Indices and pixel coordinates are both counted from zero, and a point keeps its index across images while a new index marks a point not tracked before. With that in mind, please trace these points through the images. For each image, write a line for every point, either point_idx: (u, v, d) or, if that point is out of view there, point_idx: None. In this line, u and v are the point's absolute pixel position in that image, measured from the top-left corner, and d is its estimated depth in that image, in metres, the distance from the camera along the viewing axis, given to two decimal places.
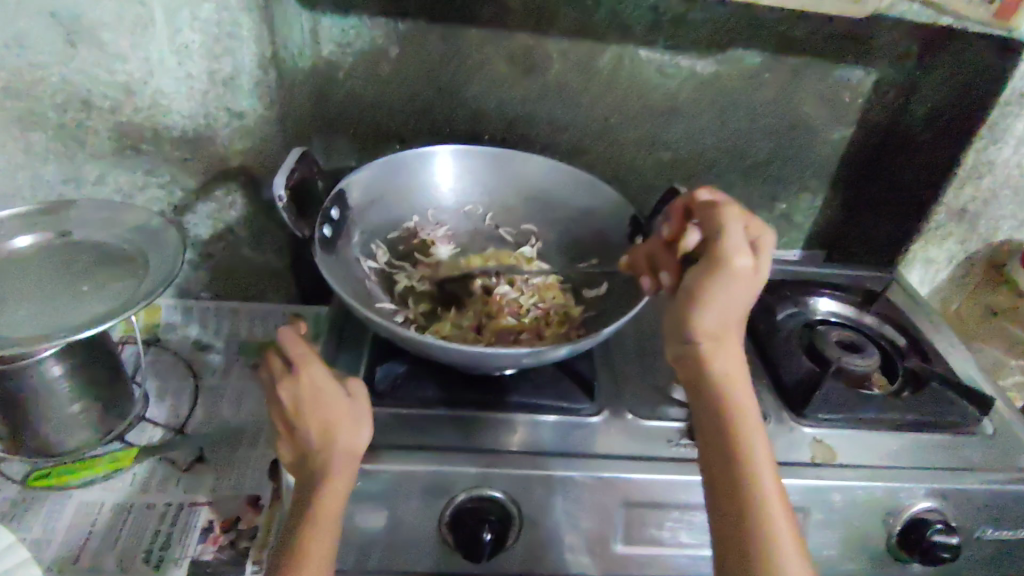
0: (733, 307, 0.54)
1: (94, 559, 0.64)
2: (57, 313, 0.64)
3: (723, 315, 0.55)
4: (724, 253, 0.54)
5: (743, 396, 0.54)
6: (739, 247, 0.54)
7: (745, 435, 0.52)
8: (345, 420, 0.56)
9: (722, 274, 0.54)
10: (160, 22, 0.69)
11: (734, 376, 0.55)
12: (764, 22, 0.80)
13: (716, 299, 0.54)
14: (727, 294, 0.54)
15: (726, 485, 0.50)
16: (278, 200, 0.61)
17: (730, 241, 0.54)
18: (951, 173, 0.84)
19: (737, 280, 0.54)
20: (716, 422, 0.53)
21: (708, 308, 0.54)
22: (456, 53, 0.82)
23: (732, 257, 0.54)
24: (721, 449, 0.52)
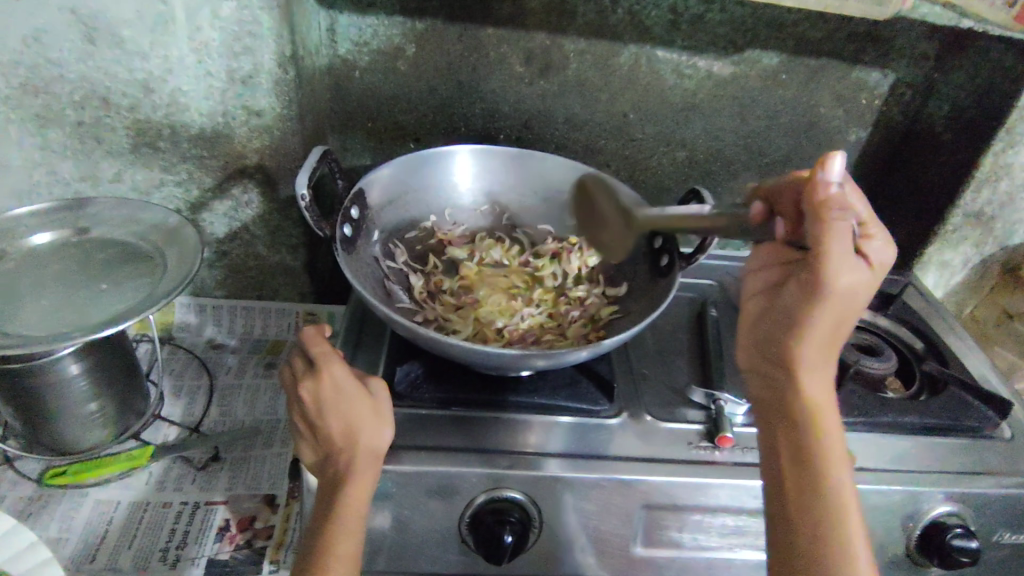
0: (826, 331, 0.51)
1: (112, 557, 0.64)
2: (74, 311, 0.64)
3: (820, 333, 0.51)
4: (827, 269, 0.49)
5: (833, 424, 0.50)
6: (841, 263, 0.49)
7: (829, 463, 0.48)
8: (367, 420, 0.55)
9: (827, 287, 0.50)
10: (181, 21, 0.68)
11: (826, 402, 0.51)
12: (783, 23, 0.80)
13: (818, 318, 0.51)
14: (825, 314, 0.51)
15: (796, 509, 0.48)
16: (300, 199, 0.60)
17: (836, 253, 0.49)
18: (969, 177, 0.80)
19: (839, 297, 0.50)
20: (792, 443, 0.50)
21: (806, 326, 0.51)
22: (477, 51, 0.82)
23: (837, 273, 0.49)
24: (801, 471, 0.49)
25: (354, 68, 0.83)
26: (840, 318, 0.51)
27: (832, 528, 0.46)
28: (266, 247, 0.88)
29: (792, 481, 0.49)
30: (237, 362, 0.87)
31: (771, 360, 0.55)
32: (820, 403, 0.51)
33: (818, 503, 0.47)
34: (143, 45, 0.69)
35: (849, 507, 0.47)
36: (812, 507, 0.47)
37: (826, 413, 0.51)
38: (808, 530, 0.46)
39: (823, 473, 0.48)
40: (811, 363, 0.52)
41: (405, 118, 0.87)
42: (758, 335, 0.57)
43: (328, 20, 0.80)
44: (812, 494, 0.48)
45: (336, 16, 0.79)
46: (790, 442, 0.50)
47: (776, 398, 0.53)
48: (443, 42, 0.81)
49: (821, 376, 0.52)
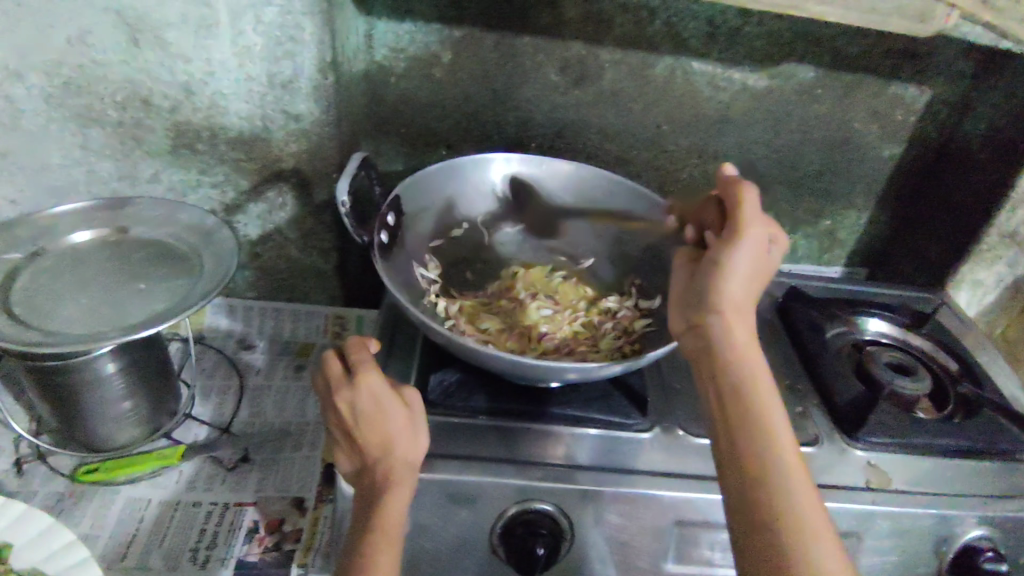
0: (746, 290, 0.54)
1: (143, 555, 0.65)
2: (115, 310, 0.64)
3: (740, 287, 0.53)
4: (742, 218, 0.54)
5: (757, 375, 0.50)
6: (754, 216, 0.54)
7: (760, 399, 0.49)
8: (403, 430, 0.56)
9: (744, 239, 0.53)
10: (223, 25, 0.69)
11: (750, 356, 0.51)
12: (821, 37, 0.80)
13: (736, 269, 0.53)
14: (743, 261, 0.53)
15: (752, 467, 0.46)
16: (341, 205, 0.61)
17: (748, 208, 0.55)
18: (1003, 196, 0.78)
19: (752, 243, 0.53)
20: (728, 405, 0.49)
21: (725, 281, 0.53)
22: (513, 59, 0.82)
23: (750, 225, 0.54)
24: (738, 408, 0.49)
25: (390, 74, 0.83)
26: (757, 267, 0.54)
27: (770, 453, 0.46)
28: (298, 249, 0.88)
29: (736, 441, 0.48)
30: (266, 363, 0.88)
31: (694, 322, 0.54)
32: (745, 354, 0.51)
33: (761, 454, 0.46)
34: (185, 48, 0.70)
35: (784, 441, 0.47)
36: (754, 450, 0.47)
37: (753, 363, 0.50)
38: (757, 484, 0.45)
39: (756, 421, 0.48)
40: (732, 305, 0.53)
41: (437, 123, 0.87)
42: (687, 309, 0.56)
43: (366, 26, 0.80)
44: (752, 434, 0.47)
45: (374, 22, 0.80)
46: (726, 390, 0.50)
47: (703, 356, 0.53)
48: (480, 50, 0.82)
49: (740, 326, 0.52)
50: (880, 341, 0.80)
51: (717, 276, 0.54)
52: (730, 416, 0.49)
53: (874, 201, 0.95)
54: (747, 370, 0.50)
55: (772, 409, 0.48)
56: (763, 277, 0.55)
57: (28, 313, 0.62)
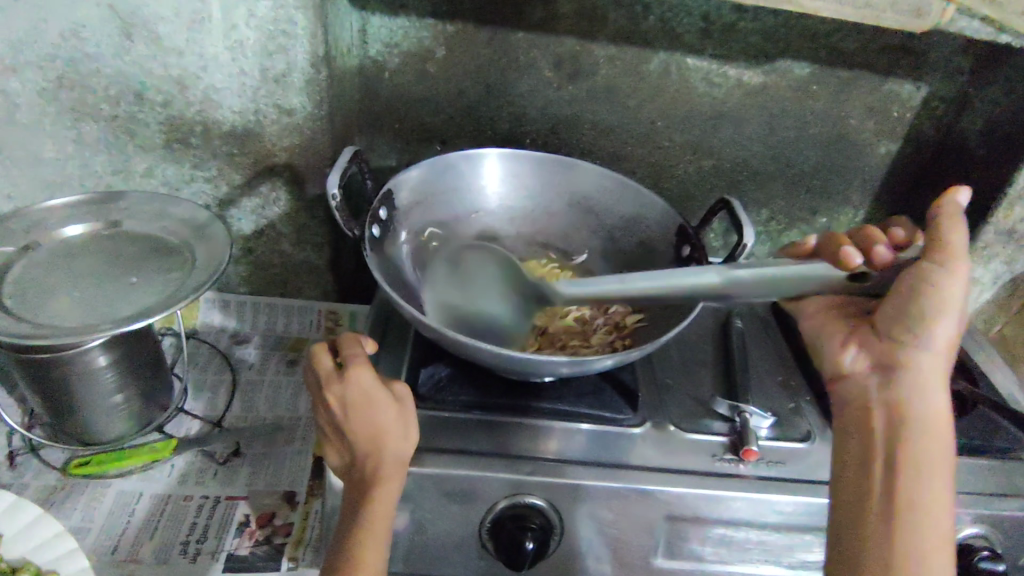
0: (947, 337, 0.54)
1: (134, 548, 0.65)
2: (105, 303, 0.64)
3: (944, 334, 0.54)
4: (953, 256, 0.53)
5: (933, 428, 0.52)
6: (959, 257, 0.53)
7: (931, 444, 0.51)
8: (393, 425, 0.55)
9: (952, 275, 0.53)
10: (217, 19, 0.69)
11: (930, 406, 0.53)
12: (816, 32, 0.79)
13: (942, 313, 0.53)
14: (955, 296, 0.53)
15: (898, 495, 0.50)
16: (332, 198, 0.61)
17: (952, 246, 0.53)
18: (1000, 194, 0.78)
19: (964, 278, 0.53)
20: (893, 446, 0.52)
21: (932, 314, 0.53)
22: (507, 55, 0.82)
23: (964, 258, 0.53)
24: (903, 441, 0.51)
25: (385, 70, 0.83)
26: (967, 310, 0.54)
27: (925, 495, 0.50)
28: (291, 244, 0.88)
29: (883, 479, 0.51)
30: (259, 358, 0.88)
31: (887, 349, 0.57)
32: (924, 404, 0.53)
33: (914, 501, 0.49)
34: (178, 42, 0.70)
35: (942, 491, 0.50)
36: (909, 485, 0.50)
37: (938, 408, 0.53)
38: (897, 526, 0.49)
39: (916, 464, 0.51)
40: (938, 344, 0.54)
41: (432, 119, 0.87)
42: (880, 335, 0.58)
43: (360, 21, 0.80)
44: (910, 470, 0.50)
45: (368, 17, 0.80)
46: (899, 420, 0.52)
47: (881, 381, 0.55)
48: (474, 45, 0.81)
49: (933, 374, 0.54)
50: None
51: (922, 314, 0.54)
52: (894, 446, 0.52)
53: (871, 198, 0.94)
54: (929, 414, 0.52)
55: (939, 469, 0.51)
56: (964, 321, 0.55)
57: (19, 306, 0.63)
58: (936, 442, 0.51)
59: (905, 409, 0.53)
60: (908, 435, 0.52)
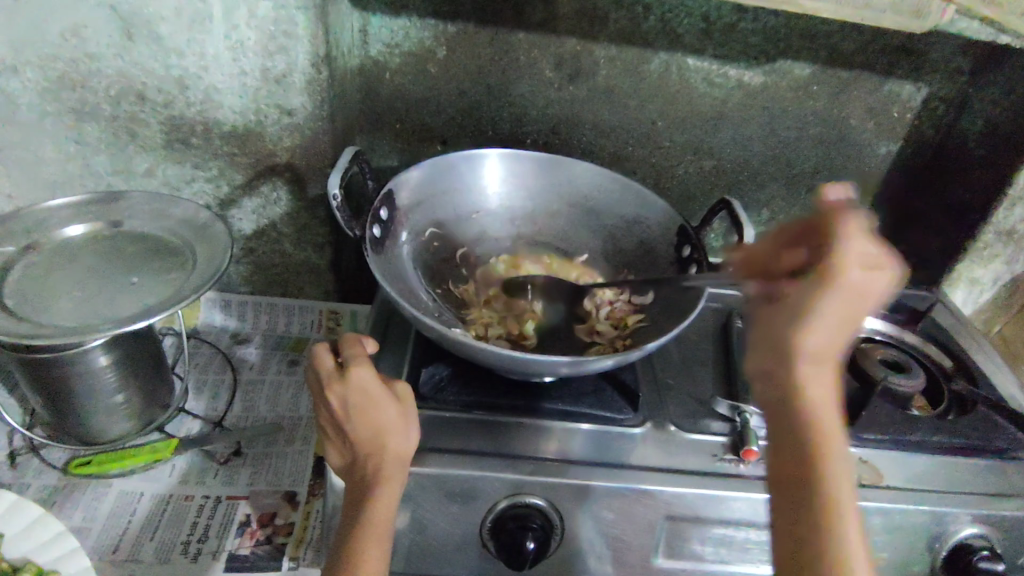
0: (823, 345, 0.45)
1: (135, 548, 0.65)
2: (106, 303, 0.64)
3: (822, 341, 0.45)
4: (846, 267, 0.44)
5: (836, 442, 0.44)
6: (855, 260, 0.44)
7: (828, 461, 0.43)
8: (394, 425, 0.55)
9: (842, 285, 0.44)
10: (217, 19, 0.69)
11: (828, 416, 0.45)
12: (817, 33, 0.80)
13: (820, 322, 0.44)
14: (831, 307, 0.44)
15: (801, 525, 0.42)
16: (333, 198, 0.61)
17: (846, 249, 0.44)
18: (1001, 194, 0.78)
19: (847, 289, 0.44)
20: (801, 464, 0.44)
21: (778, 326, 0.46)
22: (507, 55, 0.82)
23: (848, 268, 0.44)
24: (800, 463, 0.44)
25: (385, 70, 0.84)
26: (851, 316, 0.44)
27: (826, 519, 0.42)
28: (292, 244, 0.88)
29: (794, 508, 0.43)
30: (259, 358, 0.88)
31: (771, 361, 0.47)
32: (823, 414, 0.45)
33: (813, 531, 0.42)
34: (180, 43, 0.70)
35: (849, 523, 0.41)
36: (810, 512, 0.42)
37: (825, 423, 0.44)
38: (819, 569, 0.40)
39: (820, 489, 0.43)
40: (812, 355, 0.45)
41: (432, 119, 0.87)
42: (755, 344, 0.48)
43: (361, 21, 0.80)
44: (813, 493, 0.43)
45: (369, 18, 0.80)
46: (786, 434, 0.45)
47: (772, 399, 0.47)
48: (474, 45, 0.82)
49: (817, 388, 0.45)
50: (875, 338, 0.79)
51: (793, 322, 0.45)
52: (793, 468, 0.44)
53: (871, 198, 0.94)
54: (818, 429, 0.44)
55: (841, 487, 0.43)
56: (852, 324, 0.45)
57: (20, 306, 0.63)
58: (838, 461, 0.43)
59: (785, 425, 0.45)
60: (801, 453, 0.44)
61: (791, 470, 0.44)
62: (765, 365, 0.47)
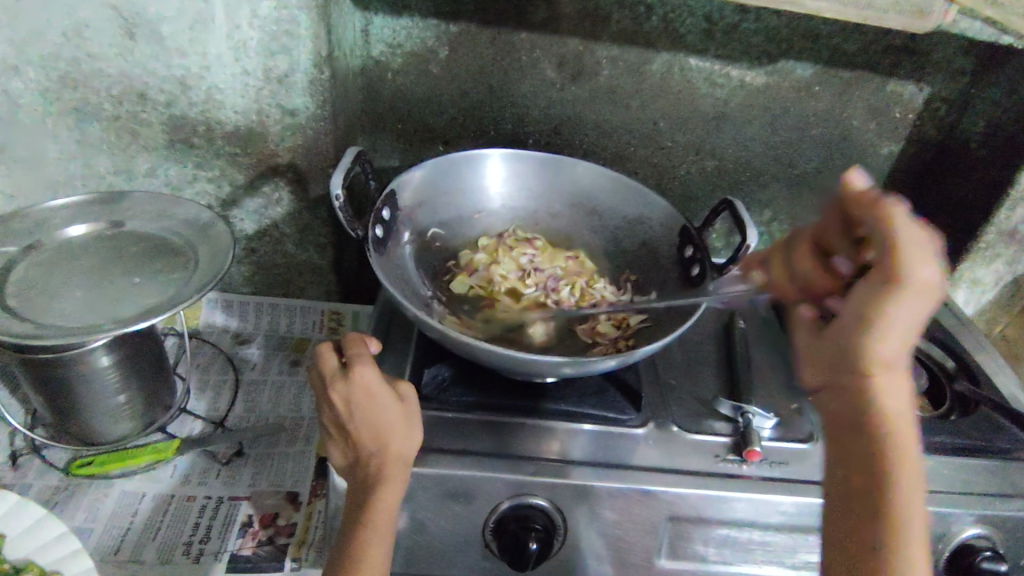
0: (898, 351, 0.43)
1: (136, 549, 0.65)
2: (108, 303, 0.64)
3: (895, 345, 0.43)
4: (906, 271, 0.41)
5: (910, 438, 0.44)
6: (922, 261, 0.41)
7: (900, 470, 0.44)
8: (396, 425, 0.55)
9: (903, 294, 0.42)
10: (219, 19, 0.69)
11: (904, 417, 0.45)
12: (819, 33, 0.80)
13: (892, 326, 0.43)
14: (901, 314, 0.42)
15: (868, 529, 0.44)
16: (335, 198, 0.61)
17: (908, 249, 0.42)
18: (1003, 192, 0.78)
19: (915, 296, 0.42)
20: (870, 469, 0.44)
21: (853, 336, 0.44)
22: (509, 55, 0.82)
23: (914, 274, 0.41)
24: (868, 471, 0.44)
25: (387, 70, 0.83)
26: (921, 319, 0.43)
27: (889, 528, 0.43)
28: (294, 244, 0.88)
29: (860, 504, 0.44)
30: (261, 358, 0.88)
31: (843, 369, 0.45)
32: (897, 415, 0.44)
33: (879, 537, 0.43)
34: (182, 43, 0.70)
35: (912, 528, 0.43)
36: (877, 519, 0.43)
37: (898, 429, 0.44)
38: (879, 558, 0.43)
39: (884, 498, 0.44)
40: (884, 362, 0.44)
41: (434, 119, 0.87)
42: (823, 351, 0.47)
43: (363, 21, 0.80)
44: (874, 502, 0.44)
45: (371, 18, 0.80)
46: (855, 442, 0.45)
47: (842, 407, 0.46)
48: (476, 45, 0.81)
49: (893, 392, 0.45)
50: None
51: (861, 329, 0.44)
52: (854, 475, 0.45)
53: None
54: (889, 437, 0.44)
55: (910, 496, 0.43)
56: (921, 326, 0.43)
57: (22, 306, 0.63)
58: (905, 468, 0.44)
59: (854, 432, 0.45)
60: (868, 461, 0.44)
61: (857, 477, 0.45)
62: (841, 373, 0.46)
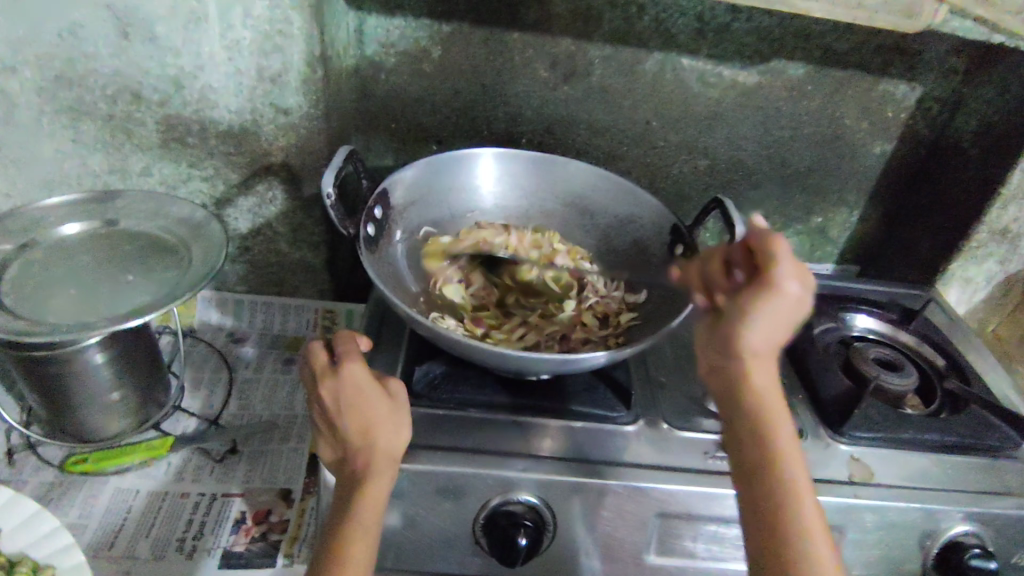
0: (768, 341, 0.50)
1: (130, 545, 0.65)
2: (102, 301, 0.65)
3: (766, 335, 0.50)
4: (774, 274, 0.49)
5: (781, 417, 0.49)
6: (789, 272, 0.49)
7: (779, 448, 0.48)
8: (384, 420, 0.56)
9: (773, 296, 0.48)
10: (213, 19, 0.69)
11: (773, 398, 0.50)
12: (810, 33, 0.80)
13: (762, 323, 0.49)
14: (771, 313, 0.49)
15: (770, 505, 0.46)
16: (326, 197, 0.61)
17: (780, 262, 0.49)
18: (996, 191, 0.78)
19: (784, 300, 0.48)
20: (749, 445, 0.49)
21: (731, 329, 0.50)
22: (502, 55, 0.82)
23: (782, 280, 0.49)
24: (752, 453, 0.48)
25: (381, 70, 0.84)
26: (788, 319, 0.49)
27: (778, 500, 0.46)
28: (288, 243, 0.89)
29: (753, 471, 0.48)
30: (256, 356, 0.88)
31: (721, 361, 0.51)
32: (767, 393, 0.50)
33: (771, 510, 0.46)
34: (176, 42, 0.70)
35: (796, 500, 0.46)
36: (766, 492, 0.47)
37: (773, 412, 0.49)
38: (770, 512, 0.46)
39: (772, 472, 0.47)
40: (752, 351, 0.50)
41: (428, 119, 0.88)
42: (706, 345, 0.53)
43: (357, 21, 0.81)
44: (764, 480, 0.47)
45: (364, 18, 0.80)
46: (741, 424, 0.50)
47: (726, 396, 0.51)
48: (469, 45, 0.82)
49: (763, 378, 0.50)
50: (867, 337, 0.80)
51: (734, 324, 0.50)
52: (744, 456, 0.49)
53: (865, 198, 0.95)
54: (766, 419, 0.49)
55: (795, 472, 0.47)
56: (791, 325, 0.50)
57: (16, 304, 0.63)
58: (781, 446, 0.48)
59: (739, 416, 0.50)
60: (753, 444, 0.49)
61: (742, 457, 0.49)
62: (722, 363, 0.51)
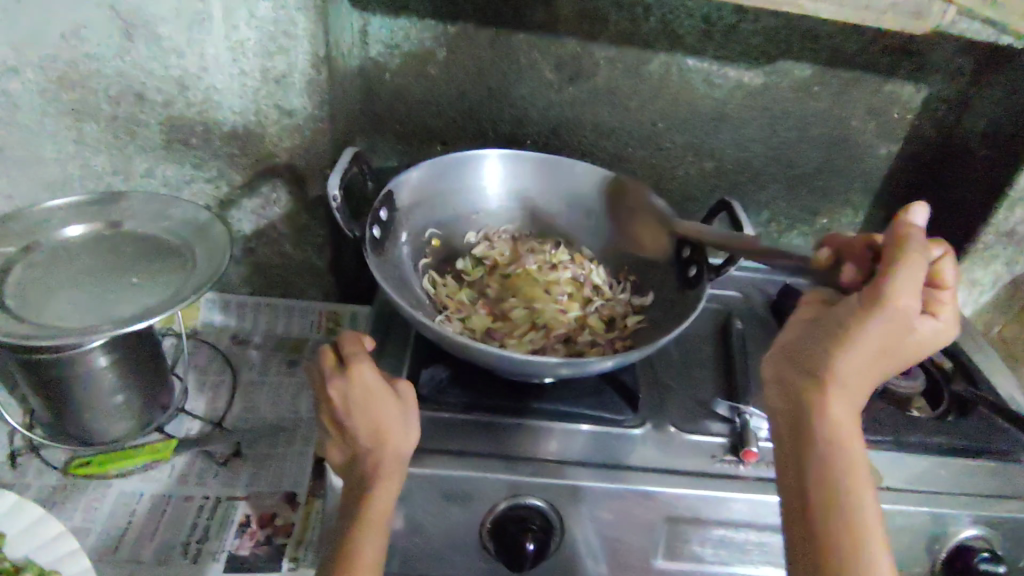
0: (861, 365, 0.47)
1: (134, 549, 0.65)
2: (106, 303, 0.65)
3: (860, 363, 0.47)
4: (894, 290, 0.45)
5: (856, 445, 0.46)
6: (910, 287, 0.45)
7: (848, 474, 0.45)
8: (394, 422, 0.55)
9: (883, 313, 0.45)
10: (217, 20, 0.69)
11: (850, 428, 0.47)
12: (817, 34, 0.79)
13: (864, 341, 0.47)
14: (878, 329, 0.46)
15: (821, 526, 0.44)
16: (332, 199, 0.61)
17: (899, 278, 0.45)
18: (1001, 195, 0.78)
19: (892, 316, 0.45)
20: (813, 464, 0.46)
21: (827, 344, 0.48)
22: (507, 56, 0.82)
23: (899, 295, 0.45)
24: (812, 473, 0.46)
25: (385, 71, 0.84)
26: (890, 343, 0.47)
27: (845, 525, 0.44)
28: (292, 245, 0.88)
29: (811, 489, 0.45)
30: (260, 358, 0.88)
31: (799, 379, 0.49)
32: (846, 425, 0.47)
33: (833, 532, 0.44)
34: (180, 43, 0.70)
35: (867, 529, 0.43)
36: (826, 517, 0.44)
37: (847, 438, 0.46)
38: (829, 539, 0.43)
39: (839, 495, 0.44)
40: (840, 372, 0.47)
41: (433, 120, 0.87)
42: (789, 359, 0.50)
43: (362, 22, 0.80)
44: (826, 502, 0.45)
45: (369, 19, 0.80)
46: (805, 444, 0.47)
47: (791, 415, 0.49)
48: (475, 46, 0.82)
49: (842, 404, 0.47)
50: None
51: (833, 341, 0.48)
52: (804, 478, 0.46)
53: (871, 200, 0.94)
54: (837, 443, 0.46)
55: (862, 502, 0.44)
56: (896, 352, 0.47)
57: (19, 307, 0.63)
58: (853, 473, 0.45)
59: (804, 437, 0.47)
60: (816, 466, 0.46)
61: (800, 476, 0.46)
62: (799, 377, 0.49)
